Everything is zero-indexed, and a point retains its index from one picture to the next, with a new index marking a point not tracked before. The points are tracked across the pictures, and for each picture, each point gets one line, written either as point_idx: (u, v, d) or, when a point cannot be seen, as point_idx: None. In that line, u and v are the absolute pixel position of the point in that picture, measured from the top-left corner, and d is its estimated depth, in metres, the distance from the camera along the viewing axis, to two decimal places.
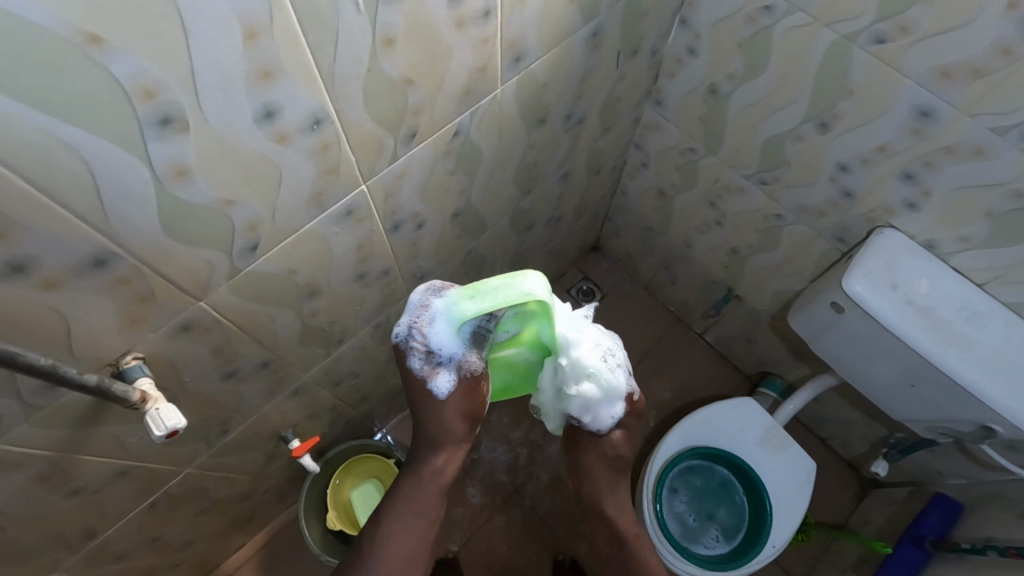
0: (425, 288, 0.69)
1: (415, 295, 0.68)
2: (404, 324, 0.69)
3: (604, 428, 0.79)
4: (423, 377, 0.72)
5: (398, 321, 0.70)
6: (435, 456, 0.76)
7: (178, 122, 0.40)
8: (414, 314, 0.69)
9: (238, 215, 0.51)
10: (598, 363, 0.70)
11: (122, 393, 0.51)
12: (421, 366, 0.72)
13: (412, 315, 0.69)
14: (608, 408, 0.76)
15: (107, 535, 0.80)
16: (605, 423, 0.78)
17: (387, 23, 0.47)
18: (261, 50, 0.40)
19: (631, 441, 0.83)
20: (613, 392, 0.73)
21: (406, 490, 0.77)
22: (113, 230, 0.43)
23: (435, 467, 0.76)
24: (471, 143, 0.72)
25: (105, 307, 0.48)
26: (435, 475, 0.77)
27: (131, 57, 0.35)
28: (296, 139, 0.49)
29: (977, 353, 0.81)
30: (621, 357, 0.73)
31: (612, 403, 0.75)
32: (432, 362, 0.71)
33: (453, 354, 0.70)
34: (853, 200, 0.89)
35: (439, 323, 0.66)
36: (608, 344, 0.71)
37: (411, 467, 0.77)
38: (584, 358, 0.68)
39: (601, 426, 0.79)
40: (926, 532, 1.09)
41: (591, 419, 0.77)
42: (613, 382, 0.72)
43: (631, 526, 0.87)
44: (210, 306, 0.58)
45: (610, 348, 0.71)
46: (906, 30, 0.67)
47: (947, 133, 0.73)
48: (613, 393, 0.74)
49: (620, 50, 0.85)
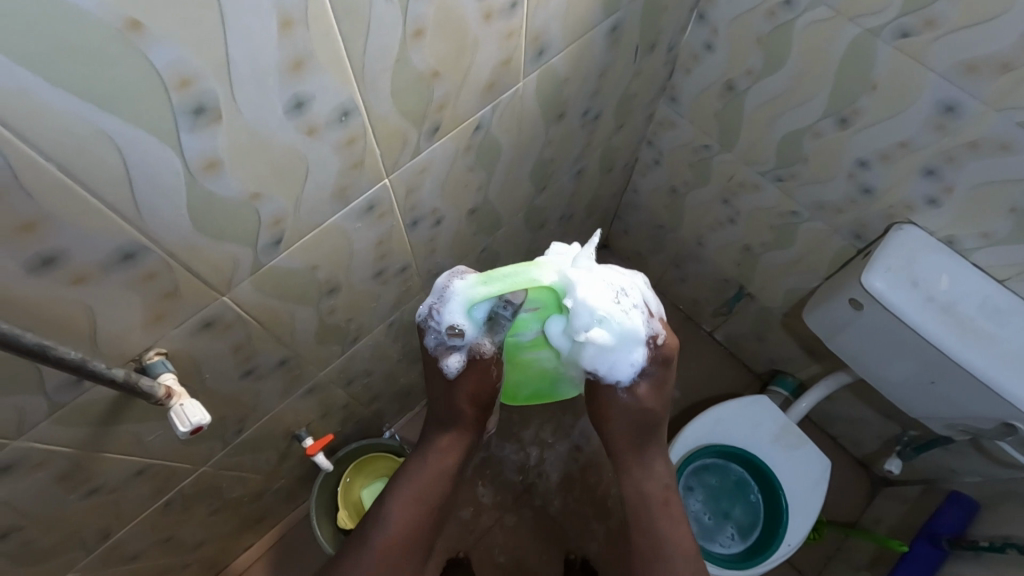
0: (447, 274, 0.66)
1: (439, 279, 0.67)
2: (426, 303, 0.68)
3: (626, 374, 0.72)
4: (435, 355, 0.73)
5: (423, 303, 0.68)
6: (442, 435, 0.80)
7: (211, 113, 0.39)
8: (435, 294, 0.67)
9: (264, 209, 0.50)
10: (609, 303, 0.63)
11: (148, 388, 0.50)
12: (434, 346, 0.71)
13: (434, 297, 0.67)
14: (626, 355, 0.69)
15: (122, 535, 0.79)
16: (627, 370, 0.71)
17: (417, 14, 0.47)
18: (295, 40, 0.40)
19: (659, 394, 0.75)
20: (631, 332, 0.66)
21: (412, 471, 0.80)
22: (143, 224, 0.42)
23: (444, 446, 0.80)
24: (491, 138, 0.72)
25: (133, 301, 0.48)
26: (442, 454, 0.80)
27: (170, 45, 0.34)
28: (324, 132, 0.49)
29: (1000, 349, 0.81)
30: (633, 295, 0.67)
31: (631, 348, 0.68)
32: (445, 343, 0.70)
33: (467, 338, 0.68)
34: (871, 197, 0.89)
35: (453, 307, 0.65)
36: (615, 282, 0.64)
37: (421, 447, 0.82)
38: (594, 297, 0.61)
39: (623, 374, 0.72)
40: (942, 530, 1.09)
41: (610, 369, 0.70)
42: (626, 321, 0.65)
43: (659, 492, 0.80)
44: (233, 302, 0.57)
45: (617, 285, 0.64)
46: (932, 24, 0.67)
47: (970, 128, 0.72)
48: (631, 334, 0.67)
49: (638, 46, 0.84)
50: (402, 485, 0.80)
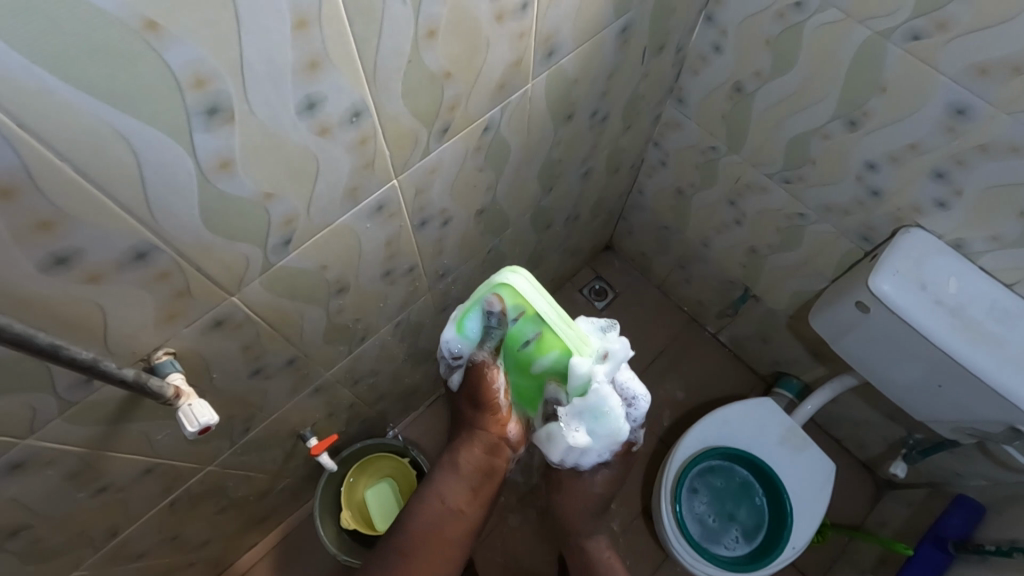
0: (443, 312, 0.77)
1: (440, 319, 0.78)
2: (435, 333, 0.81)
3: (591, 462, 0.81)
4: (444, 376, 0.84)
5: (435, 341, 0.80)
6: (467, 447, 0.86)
7: (225, 113, 0.39)
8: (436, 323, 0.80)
9: (275, 209, 0.50)
10: (616, 408, 0.71)
11: (157, 388, 0.50)
12: (443, 369, 0.84)
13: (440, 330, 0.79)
14: (597, 451, 0.78)
15: (129, 534, 0.79)
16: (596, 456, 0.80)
17: (430, 15, 0.47)
18: (310, 40, 0.40)
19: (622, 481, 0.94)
20: (612, 439, 0.76)
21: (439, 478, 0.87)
22: (157, 224, 0.42)
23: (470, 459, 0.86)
24: (500, 139, 0.72)
25: (145, 301, 0.48)
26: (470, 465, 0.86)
27: (187, 45, 0.34)
28: (336, 132, 0.49)
29: (1008, 353, 0.80)
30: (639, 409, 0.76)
31: (605, 449, 0.78)
32: (451, 364, 0.81)
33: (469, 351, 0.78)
34: (879, 199, 0.89)
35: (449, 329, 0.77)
36: (633, 393, 0.74)
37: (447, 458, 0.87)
38: (607, 400, 0.70)
39: (586, 462, 0.81)
40: (949, 533, 1.09)
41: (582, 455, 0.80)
42: (619, 428, 0.74)
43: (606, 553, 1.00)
44: (242, 302, 0.57)
45: (634, 398, 0.74)
46: (944, 27, 0.67)
47: (981, 131, 0.72)
48: (614, 441, 0.76)
49: (647, 47, 0.84)
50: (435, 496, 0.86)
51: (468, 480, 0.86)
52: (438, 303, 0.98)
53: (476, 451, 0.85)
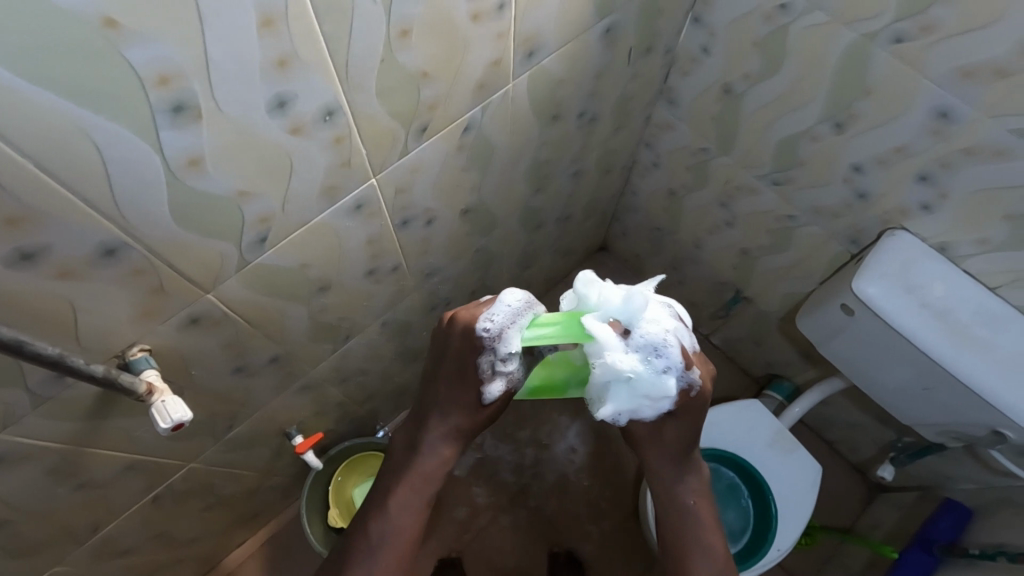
0: (518, 292, 0.65)
1: (506, 297, 0.65)
2: (497, 321, 0.65)
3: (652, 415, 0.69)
4: (483, 375, 0.70)
5: (490, 318, 0.65)
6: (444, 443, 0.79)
7: (192, 110, 0.39)
8: (509, 315, 0.65)
9: (250, 207, 0.50)
10: (638, 366, 0.62)
11: (129, 384, 0.50)
12: (487, 365, 0.68)
13: (504, 316, 0.65)
14: (655, 405, 0.66)
15: (112, 530, 0.80)
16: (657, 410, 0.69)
17: (403, 14, 0.47)
18: (278, 38, 0.40)
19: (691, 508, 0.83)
20: (659, 393, 0.64)
21: (408, 468, 0.80)
22: (126, 221, 0.43)
23: (441, 444, 0.79)
24: (483, 139, 0.71)
25: (118, 298, 0.48)
26: (441, 451, 0.79)
27: (149, 43, 0.34)
28: (310, 131, 0.49)
29: (992, 356, 0.81)
30: (674, 354, 0.63)
31: (660, 400, 0.66)
32: (496, 369, 0.68)
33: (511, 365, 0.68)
34: (867, 202, 0.88)
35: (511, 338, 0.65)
36: (656, 340, 0.62)
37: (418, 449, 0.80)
38: (617, 365, 0.61)
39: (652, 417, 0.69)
40: (936, 536, 1.08)
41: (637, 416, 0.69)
42: (657, 383, 0.63)
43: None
44: (219, 300, 0.57)
45: (659, 345, 0.62)
46: (928, 29, 0.66)
47: (966, 134, 0.72)
48: (659, 396, 0.65)
49: (634, 48, 0.84)
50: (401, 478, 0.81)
51: (439, 462, 0.80)
52: (425, 302, 0.98)
53: (450, 437, 0.78)
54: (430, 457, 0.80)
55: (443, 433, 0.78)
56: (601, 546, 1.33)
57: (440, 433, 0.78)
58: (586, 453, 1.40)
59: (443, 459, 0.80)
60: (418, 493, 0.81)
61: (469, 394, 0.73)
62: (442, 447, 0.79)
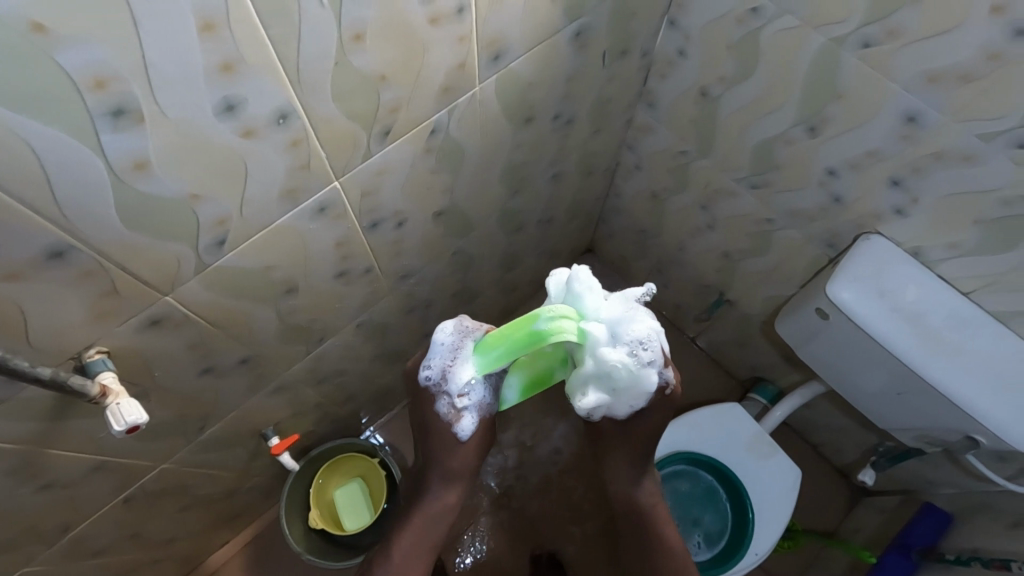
0: (449, 325, 0.70)
1: (438, 335, 0.70)
2: (435, 367, 0.71)
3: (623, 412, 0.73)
4: (449, 421, 0.72)
5: (428, 363, 0.71)
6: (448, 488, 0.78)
7: (134, 114, 0.39)
8: (445, 356, 0.70)
9: (204, 210, 0.50)
10: (625, 359, 0.62)
11: (80, 386, 0.50)
12: (447, 409, 0.72)
13: (441, 356, 0.70)
14: (630, 400, 0.69)
15: (83, 530, 0.80)
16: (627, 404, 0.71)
17: (355, 18, 0.47)
18: (221, 42, 0.40)
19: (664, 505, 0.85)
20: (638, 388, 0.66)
21: (416, 514, 0.79)
22: (71, 224, 0.43)
23: (439, 489, 0.78)
24: (452, 141, 0.71)
25: (70, 300, 0.48)
26: (439, 497, 0.78)
27: (82, 47, 0.34)
28: (263, 134, 0.49)
29: (963, 361, 0.80)
30: (655, 349, 0.64)
31: (637, 396, 0.68)
32: (457, 405, 0.71)
33: (475, 396, 0.71)
34: (842, 206, 0.88)
35: (463, 366, 0.69)
36: (642, 336, 0.62)
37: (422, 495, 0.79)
38: (607, 363, 0.61)
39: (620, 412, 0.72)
40: (913, 541, 1.09)
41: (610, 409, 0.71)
42: (639, 377, 0.64)
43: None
44: (179, 302, 0.57)
45: (645, 341, 0.62)
46: (894, 34, 0.66)
47: (935, 139, 0.71)
48: (637, 391, 0.67)
49: (608, 51, 0.84)
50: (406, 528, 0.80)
51: (441, 510, 0.79)
52: (402, 304, 0.98)
53: (446, 482, 0.77)
54: (432, 504, 0.78)
55: (438, 478, 0.77)
56: (584, 550, 1.28)
57: (436, 480, 0.77)
58: (570, 454, 1.38)
59: (445, 506, 0.79)
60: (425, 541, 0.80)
61: (453, 437, 0.73)
62: (441, 494, 0.78)
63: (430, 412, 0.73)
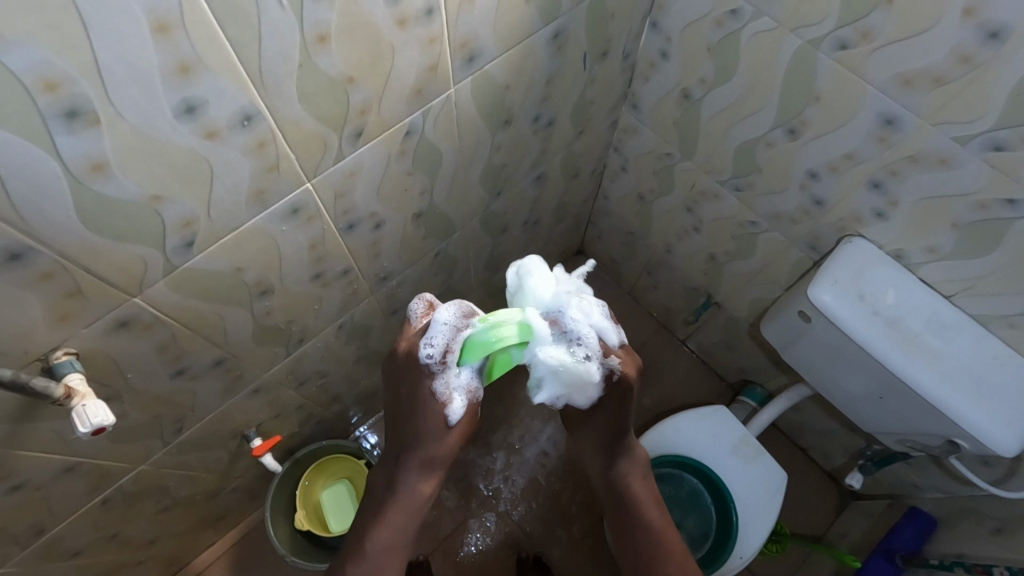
0: (451, 307, 0.67)
1: (440, 315, 0.67)
2: (437, 345, 0.67)
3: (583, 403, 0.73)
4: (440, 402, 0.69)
5: (429, 342, 0.67)
6: (427, 475, 0.78)
7: (89, 116, 0.40)
8: (448, 335, 0.66)
9: (169, 211, 0.50)
10: (564, 356, 0.63)
11: (44, 389, 0.50)
12: (442, 389, 0.69)
13: (443, 337, 0.66)
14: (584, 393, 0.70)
15: (59, 531, 0.80)
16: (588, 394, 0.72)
17: (317, 19, 0.47)
18: (176, 45, 0.40)
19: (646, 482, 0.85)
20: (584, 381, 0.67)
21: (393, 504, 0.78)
22: (29, 226, 0.43)
23: (408, 480, 0.77)
24: (428, 143, 0.71)
25: (31, 302, 0.48)
26: (410, 487, 0.77)
27: (28, 50, 0.34)
28: (226, 135, 0.49)
29: (942, 365, 0.80)
30: (592, 343, 0.65)
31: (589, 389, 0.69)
32: (451, 387, 0.69)
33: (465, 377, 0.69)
34: (823, 208, 0.88)
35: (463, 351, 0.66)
36: (580, 331, 0.64)
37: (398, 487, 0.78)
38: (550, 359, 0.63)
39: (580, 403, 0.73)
40: (898, 546, 1.08)
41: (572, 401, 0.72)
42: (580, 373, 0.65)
43: None
44: (148, 304, 0.57)
45: (581, 336, 0.64)
46: (868, 36, 0.66)
47: (911, 141, 0.71)
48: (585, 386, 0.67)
49: (588, 53, 0.84)
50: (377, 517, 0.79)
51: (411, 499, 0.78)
52: (384, 305, 0.98)
53: (421, 472, 0.77)
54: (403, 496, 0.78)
55: (411, 469, 0.76)
56: (570, 552, 1.32)
57: (409, 470, 0.76)
58: (558, 456, 1.39)
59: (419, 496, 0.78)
60: (401, 530, 0.79)
61: (431, 432, 0.72)
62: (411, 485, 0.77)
63: (416, 406, 0.71)
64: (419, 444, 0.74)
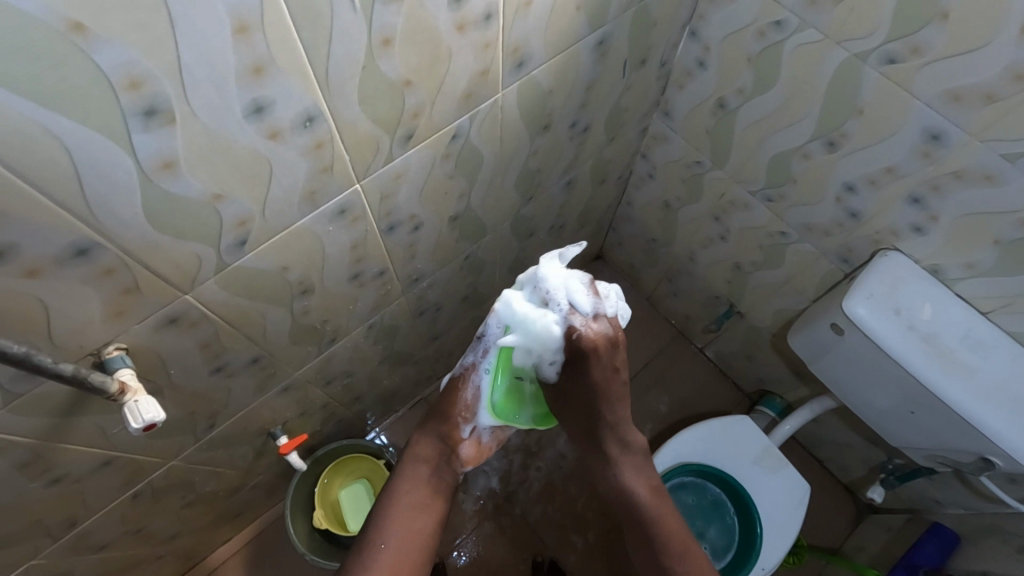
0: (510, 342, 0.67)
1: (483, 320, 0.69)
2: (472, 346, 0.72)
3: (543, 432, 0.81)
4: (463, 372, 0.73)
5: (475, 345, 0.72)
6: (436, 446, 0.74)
7: (165, 115, 0.40)
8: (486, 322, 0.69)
9: (227, 210, 0.50)
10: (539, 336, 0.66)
11: (99, 383, 0.51)
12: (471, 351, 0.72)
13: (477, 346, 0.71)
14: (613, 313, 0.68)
15: (89, 524, 0.80)
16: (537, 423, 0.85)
17: (384, 23, 0.47)
18: (253, 45, 0.40)
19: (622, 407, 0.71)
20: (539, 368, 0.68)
21: (402, 478, 0.72)
22: (98, 222, 0.43)
23: (426, 477, 0.73)
24: (470, 147, 0.71)
25: (90, 298, 0.48)
26: (427, 480, 0.73)
27: (117, 47, 0.35)
28: (288, 136, 0.49)
29: (977, 381, 0.80)
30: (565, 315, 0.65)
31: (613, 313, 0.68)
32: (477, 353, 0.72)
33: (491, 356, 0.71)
34: (858, 221, 0.88)
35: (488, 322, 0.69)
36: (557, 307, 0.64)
37: (410, 458, 0.74)
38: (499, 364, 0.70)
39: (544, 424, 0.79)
40: (921, 561, 1.07)
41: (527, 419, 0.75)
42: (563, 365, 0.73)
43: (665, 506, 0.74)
44: (197, 300, 0.57)
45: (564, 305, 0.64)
46: (918, 51, 0.67)
47: (955, 157, 0.71)
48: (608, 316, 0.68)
49: (627, 61, 0.84)
50: (388, 519, 0.68)
51: (432, 490, 0.72)
52: (412, 306, 0.98)
53: (434, 469, 0.74)
54: (417, 491, 0.71)
55: (428, 459, 0.74)
56: (584, 559, 1.30)
57: (426, 465, 0.73)
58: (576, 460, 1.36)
59: (441, 495, 0.73)
60: (407, 533, 0.68)
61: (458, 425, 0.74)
62: (432, 480, 0.73)
63: (447, 404, 0.74)
64: (442, 434, 0.75)
